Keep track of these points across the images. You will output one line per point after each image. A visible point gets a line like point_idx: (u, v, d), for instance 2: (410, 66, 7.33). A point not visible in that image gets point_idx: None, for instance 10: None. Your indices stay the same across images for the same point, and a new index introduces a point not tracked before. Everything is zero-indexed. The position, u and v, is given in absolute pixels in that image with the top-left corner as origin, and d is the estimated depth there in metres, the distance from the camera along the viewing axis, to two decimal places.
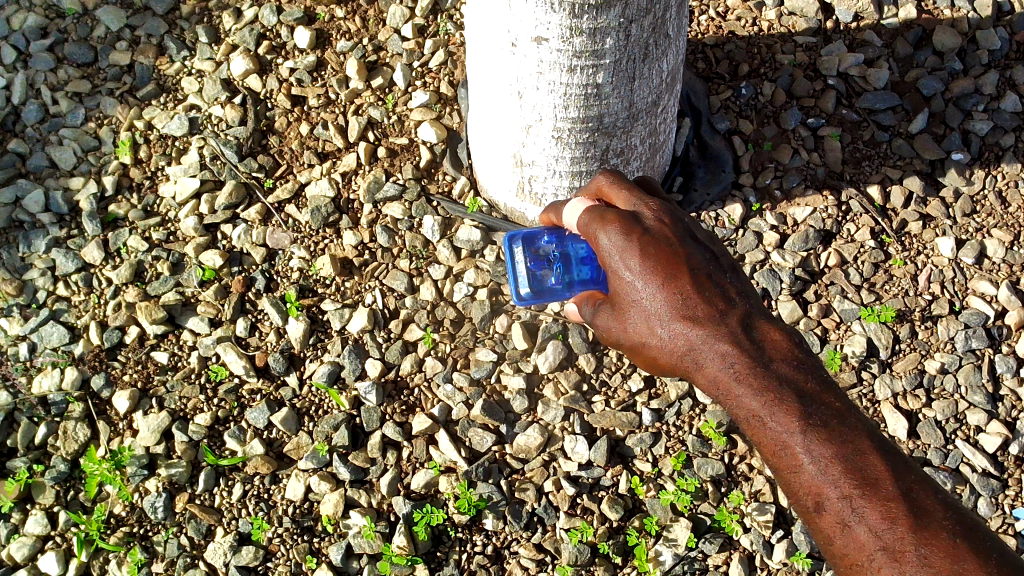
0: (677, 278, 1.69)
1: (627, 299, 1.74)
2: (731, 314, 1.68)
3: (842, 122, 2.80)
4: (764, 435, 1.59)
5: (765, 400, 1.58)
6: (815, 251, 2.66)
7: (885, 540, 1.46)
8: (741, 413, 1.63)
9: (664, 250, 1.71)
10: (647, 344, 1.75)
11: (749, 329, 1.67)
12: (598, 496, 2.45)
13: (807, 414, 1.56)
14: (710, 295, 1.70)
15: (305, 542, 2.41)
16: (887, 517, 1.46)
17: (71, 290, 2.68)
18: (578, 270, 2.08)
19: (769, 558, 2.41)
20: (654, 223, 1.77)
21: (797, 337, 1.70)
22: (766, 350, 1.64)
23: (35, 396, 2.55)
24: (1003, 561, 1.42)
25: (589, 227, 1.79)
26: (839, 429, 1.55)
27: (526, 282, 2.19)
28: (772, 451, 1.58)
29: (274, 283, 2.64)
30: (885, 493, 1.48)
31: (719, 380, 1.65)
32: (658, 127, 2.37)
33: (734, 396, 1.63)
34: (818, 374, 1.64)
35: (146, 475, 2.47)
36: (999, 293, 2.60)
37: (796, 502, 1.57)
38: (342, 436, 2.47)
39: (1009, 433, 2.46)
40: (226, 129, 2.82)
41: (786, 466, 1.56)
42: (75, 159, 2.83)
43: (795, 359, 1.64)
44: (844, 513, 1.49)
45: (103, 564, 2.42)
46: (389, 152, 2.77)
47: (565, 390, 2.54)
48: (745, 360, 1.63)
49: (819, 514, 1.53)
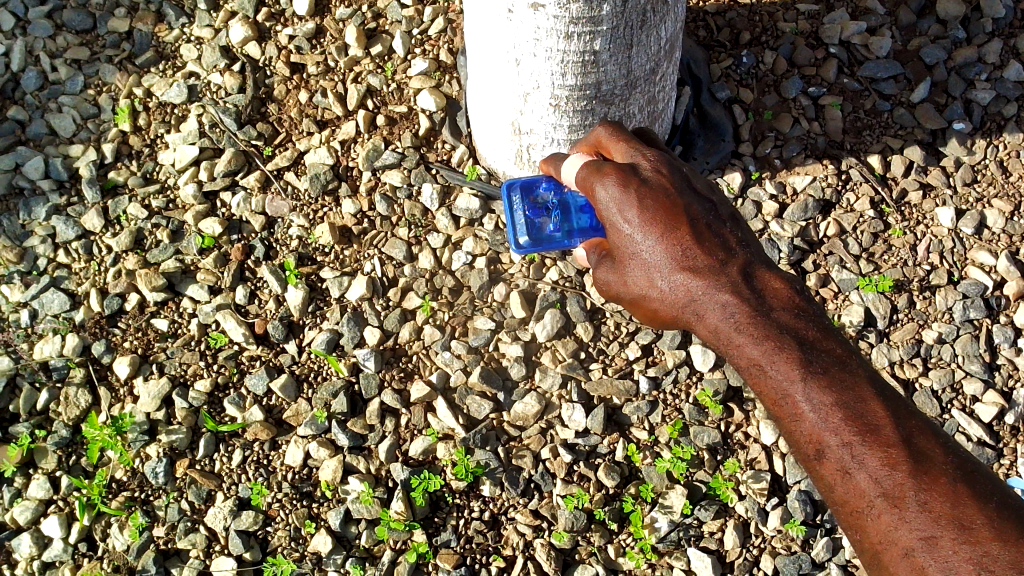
0: (675, 227, 1.70)
1: (626, 251, 1.76)
2: (731, 264, 1.69)
3: (844, 91, 2.78)
4: (765, 385, 1.60)
5: (765, 348, 1.60)
6: (815, 221, 2.65)
7: (885, 486, 1.45)
8: (742, 362, 1.64)
9: (662, 199, 1.73)
10: (648, 296, 1.76)
11: (749, 278, 1.68)
12: (595, 463, 2.48)
13: (807, 362, 1.57)
14: (710, 244, 1.70)
15: (304, 507, 2.44)
16: (888, 463, 1.46)
17: (72, 257, 2.69)
18: (578, 219, 2.18)
19: (764, 525, 2.43)
20: (651, 173, 1.79)
21: (799, 285, 1.70)
22: (767, 299, 1.66)
23: (37, 362, 2.58)
24: (1003, 505, 1.42)
25: (587, 179, 1.81)
26: (839, 376, 1.55)
27: (525, 231, 2.23)
28: (773, 401, 1.59)
29: (273, 251, 2.65)
30: (885, 438, 1.48)
31: (720, 329, 1.66)
32: (657, 96, 2.36)
33: (735, 345, 1.64)
34: (818, 322, 1.65)
35: (147, 441, 2.50)
36: (998, 263, 2.59)
37: (798, 452, 1.57)
38: (340, 403, 2.49)
39: (1005, 403, 2.48)
40: (225, 96, 2.81)
41: (787, 414, 1.57)
42: (74, 127, 2.84)
43: (795, 308, 1.65)
44: (845, 460, 1.49)
45: (106, 528, 2.45)
46: (389, 120, 2.76)
47: (562, 358, 2.55)
48: (745, 309, 1.64)
49: (820, 462, 1.53)
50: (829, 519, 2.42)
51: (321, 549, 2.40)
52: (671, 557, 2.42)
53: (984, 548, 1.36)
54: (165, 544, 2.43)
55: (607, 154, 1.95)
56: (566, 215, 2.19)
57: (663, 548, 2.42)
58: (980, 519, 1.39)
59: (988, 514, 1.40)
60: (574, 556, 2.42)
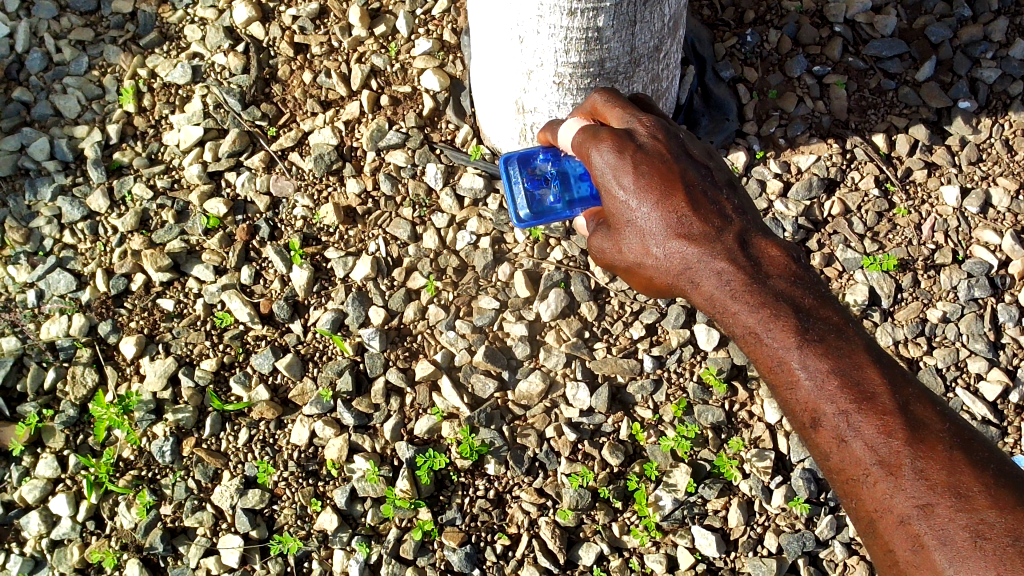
0: (671, 195, 1.71)
1: (622, 219, 1.77)
2: (728, 232, 1.70)
3: (848, 70, 2.77)
4: (761, 352, 1.61)
5: (761, 316, 1.60)
6: (819, 200, 2.65)
7: (881, 454, 1.45)
8: (738, 330, 1.65)
9: (658, 166, 1.74)
10: (645, 265, 1.77)
11: (746, 246, 1.69)
12: (599, 442, 2.48)
13: (803, 329, 1.58)
14: (706, 212, 1.71)
15: (310, 485, 2.46)
16: (884, 431, 1.46)
17: (78, 238, 2.71)
18: (578, 187, 2.16)
19: (768, 503, 2.44)
20: (648, 140, 1.79)
21: (796, 253, 1.71)
22: (763, 267, 1.67)
23: (44, 341, 2.59)
24: (999, 472, 1.42)
25: (583, 146, 1.81)
26: (836, 344, 1.56)
27: (524, 204, 2.21)
28: (769, 368, 1.60)
29: (278, 231, 2.66)
30: (882, 406, 1.48)
31: (716, 298, 1.67)
32: (661, 74, 2.36)
33: (731, 313, 1.65)
34: (814, 289, 1.65)
35: (154, 421, 2.51)
36: (1003, 243, 2.59)
37: (794, 419, 1.58)
38: (345, 382, 2.50)
39: (1009, 381, 2.48)
40: (229, 77, 2.82)
41: (783, 382, 1.58)
42: (79, 108, 2.85)
43: (791, 275, 1.66)
44: (840, 428, 1.50)
45: (113, 506, 2.48)
46: (392, 100, 2.76)
47: (567, 337, 2.56)
48: (741, 277, 1.65)
49: (815, 430, 1.54)
50: (832, 497, 2.43)
51: (327, 528, 2.41)
52: (675, 535, 2.43)
53: (979, 516, 1.36)
54: (172, 522, 2.45)
55: (603, 121, 1.95)
56: (564, 185, 2.17)
57: (667, 526, 2.43)
58: (975, 486, 1.38)
59: (984, 482, 1.39)
60: (579, 535, 2.43)
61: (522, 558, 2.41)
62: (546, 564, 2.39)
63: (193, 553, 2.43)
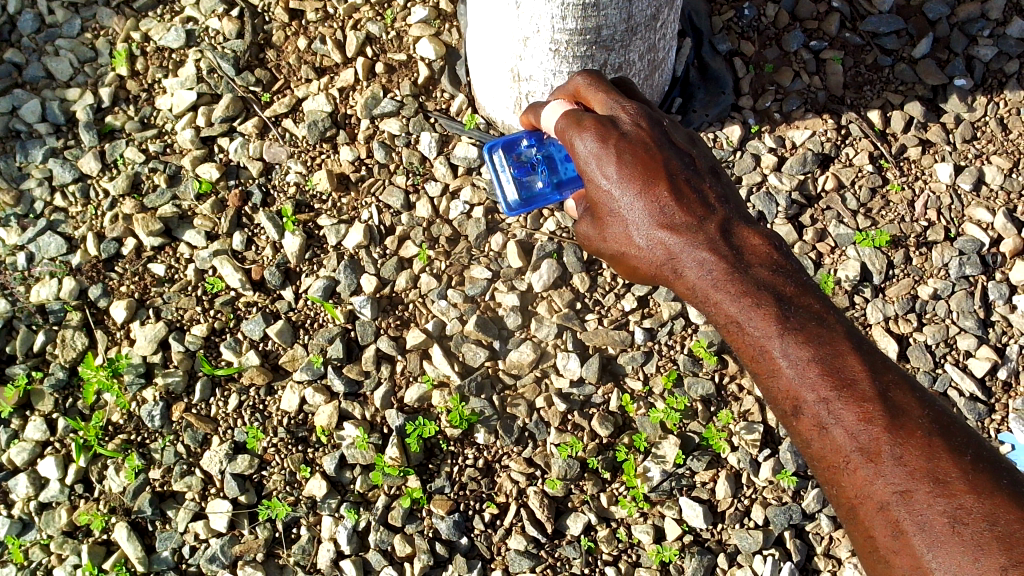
0: (655, 183, 1.71)
1: (605, 207, 1.77)
2: (711, 221, 1.70)
3: (845, 46, 2.77)
4: (743, 341, 1.61)
5: (742, 304, 1.61)
6: (813, 175, 2.65)
7: (860, 441, 1.45)
8: (720, 319, 1.65)
9: (641, 153, 1.74)
10: (628, 253, 1.77)
11: (728, 235, 1.70)
12: (589, 413, 2.49)
13: (785, 318, 1.58)
14: (689, 200, 1.71)
15: (299, 452, 2.46)
16: (864, 417, 1.46)
17: (69, 201, 2.70)
18: (564, 169, 2.20)
19: (755, 476, 2.45)
20: (632, 126, 1.79)
21: (778, 242, 1.71)
22: (745, 256, 1.67)
23: (34, 304, 2.59)
24: (977, 458, 1.41)
25: (566, 132, 1.82)
26: (817, 331, 1.56)
27: (512, 191, 2.23)
28: (751, 357, 1.61)
29: (270, 198, 2.65)
30: (862, 392, 1.48)
31: (699, 287, 1.68)
32: (657, 43, 2.35)
33: (713, 302, 1.66)
34: (796, 278, 1.66)
35: (144, 385, 2.51)
36: (995, 221, 2.59)
37: (777, 408, 1.58)
38: (336, 349, 2.49)
39: (998, 358, 2.49)
40: (223, 42, 2.80)
41: (765, 370, 1.58)
42: (71, 71, 2.83)
43: (773, 264, 1.66)
44: (821, 415, 1.50)
45: (102, 469, 2.48)
46: (387, 68, 2.75)
47: (559, 308, 2.56)
48: (723, 266, 1.65)
49: (797, 418, 1.54)
50: None
51: (316, 494, 2.41)
52: (663, 506, 2.44)
53: (959, 501, 1.35)
54: (161, 486, 2.46)
55: (587, 103, 1.95)
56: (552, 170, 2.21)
57: (655, 497, 2.44)
58: (954, 472, 1.38)
59: (962, 467, 1.39)
60: (567, 504, 2.44)
61: (510, 526, 2.42)
62: (534, 533, 2.40)
63: (181, 517, 2.43)
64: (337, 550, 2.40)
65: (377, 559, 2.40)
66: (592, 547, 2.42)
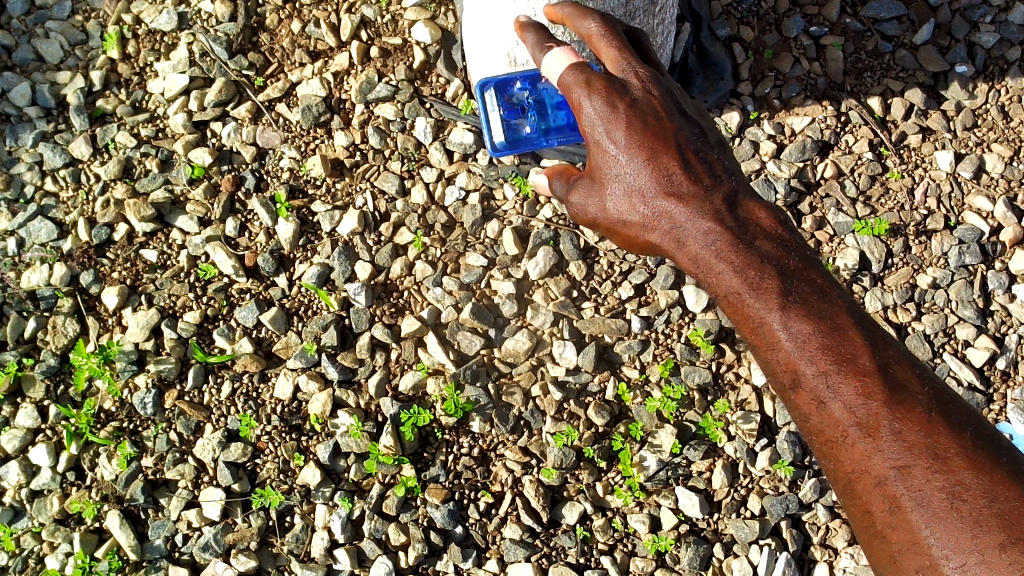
0: (660, 153, 1.67)
1: (608, 175, 1.73)
2: (716, 192, 1.66)
3: (845, 31, 2.73)
4: (743, 312, 1.59)
5: (744, 277, 1.58)
6: (812, 162, 2.62)
7: (859, 416, 1.43)
8: (721, 290, 1.63)
9: (648, 122, 1.69)
10: (629, 222, 1.74)
11: (733, 205, 1.66)
12: (585, 401, 2.48)
13: (787, 291, 1.55)
14: (695, 170, 1.68)
15: (293, 440, 2.44)
16: (863, 392, 1.44)
17: (59, 185, 2.67)
18: (554, 116, 2.27)
19: (752, 465, 2.44)
20: (642, 93, 1.73)
21: (783, 215, 1.68)
22: (749, 228, 1.64)
23: (24, 290, 2.56)
24: (977, 436, 1.39)
25: (574, 93, 1.76)
26: (819, 306, 1.53)
27: (500, 134, 2.30)
28: (751, 329, 1.58)
29: (264, 183, 2.62)
30: (862, 367, 1.46)
31: (701, 258, 1.65)
32: (656, 28, 2.32)
33: (715, 273, 1.63)
34: (800, 251, 1.63)
35: (136, 371, 2.49)
36: (995, 209, 2.57)
37: (776, 379, 1.56)
38: (330, 336, 2.47)
39: (997, 348, 2.47)
40: (216, 25, 2.75)
41: (765, 343, 1.56)
42: (62, 53, 2.79)
43: (777, 236, 1.63)
44: (819, 389, 1.48)
45: (94, 457, 2.47)
46: (382, 52, 2.71)
47: (555, 296, 2.53)
48: (726, 237, 1.63)
49: (796, 391, 1.52)
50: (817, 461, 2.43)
51: (310, 482, 2.41)
52: (659, 495, 2.43)
53: (958, 477, 1.34)
54: (153, 474, 2.45)
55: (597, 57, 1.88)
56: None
57: (651, 487, 2.43)
58: (954, 449, 1.37)
59: (961, 445, 1.37)
60: (563, 493, 2.43)
61: (506, 515, 2.41)
62: (529, 522, 2.39)
63: (174, 505, 2.42)
64: (331, 539, 2.38)
65: (372, 548, 2.38)
66: (588, 536, 2.41)
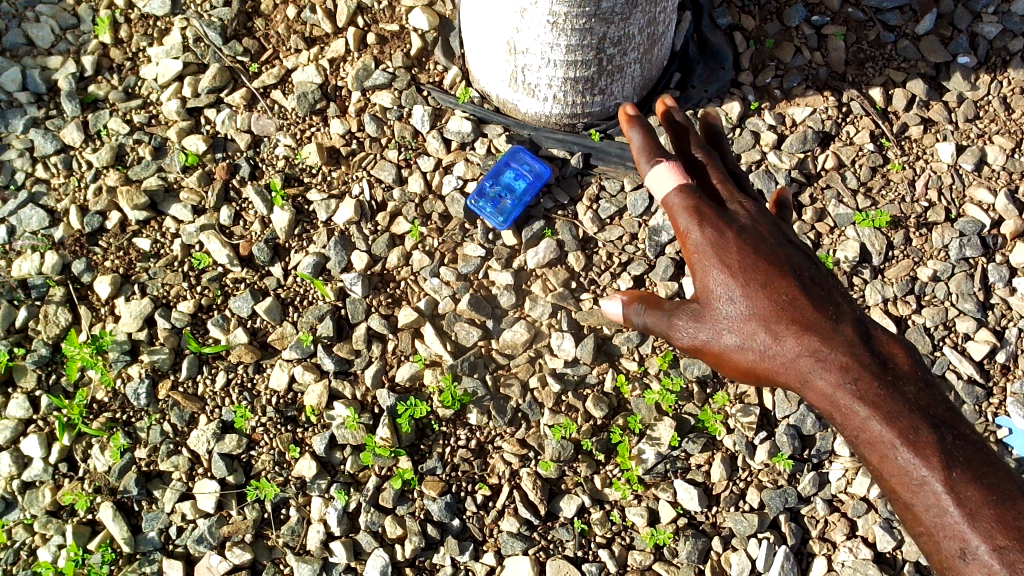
0: (775, 281, 1.60)
1: (720, 304, 1.63)
2: (845, 326, 1.55)
3: (847, 21, 2.71)
4: (882, 457, 1.44)
5: (885, 419, 1.44)
6: (813, 153, 2.60)
7: (1005, 557, 1.34)
8: (855, 431, 1.48)
9: (761, 250, 1.65)
10: (750, 350, 1.59)
11: (866, 339, 1.55)
12: (583, 393, 2.45)
13: (934, 440, 1.41)
14: (817, 301, 1.60)
15: (288, 431, 2.42)
16: (1006, 536, 1.35)
17: (51, 172, 2.63)
18: (522, 187, 2.50)
19: (751, 459, 2.42)
20: (749, 222, 1.72)
21: (915, 352, 1.57)
22: (885, 361, 1.52)
23: (15, 279, 2.53)
24: None
25: (681, 219, 1.72)
26: (964, 453, 1.42)
27: (493, 210, 2.49)
28: (887, 475, 1.44)
29: (259, 171, 2.59)
30: (1007, 513, 1.37)
31: (832, 398, 1.50)
32: (657, 17, 2.30)
33: (848, 413, 1.49)
34: (935, 391, 1.51)
35: (129, 361, 2.46)
36: (996, 202, 2.55)
37: (891, 494, 1.46)
38: (326, 327, 2.44)
39: (997, 342, 2.46)
40: (209, 9, 2.71)
41: (902, 483, 1.42)
42: (52, 38, 2.75)
43: (912, 375, 1.51)
44: (962, 537, 1.37)
45: (86, 449, 2.44)
46: (379, 39, 2.67)
47: (553, 287, 2.51)
48: (865, 374, 1.49)
49: (930, 537, 1.41)
50: (816, 453, 2.43)
51: (305, 474, 2.38)
52: (657, 488, 2.41)
53: None
54: (147, 466, 2.42)
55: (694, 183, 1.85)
56: (513, 192, 2.50)
57: (649, 480, 2.42)
58: None
59: None
60: (560, 486, 2.41)
61: (503, 508, 2.39)
62: (526, 515, 2.37)
63: (168, 497, 2.39)
64: (327, 532, 2.37)
65: (368, 541, 2.36)
66: (586, 529, 2.40)
